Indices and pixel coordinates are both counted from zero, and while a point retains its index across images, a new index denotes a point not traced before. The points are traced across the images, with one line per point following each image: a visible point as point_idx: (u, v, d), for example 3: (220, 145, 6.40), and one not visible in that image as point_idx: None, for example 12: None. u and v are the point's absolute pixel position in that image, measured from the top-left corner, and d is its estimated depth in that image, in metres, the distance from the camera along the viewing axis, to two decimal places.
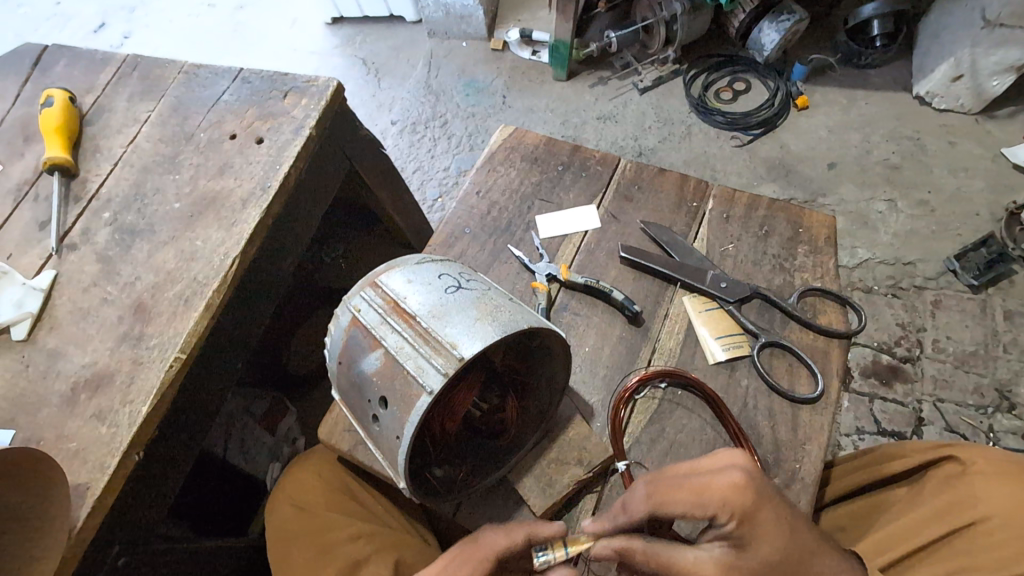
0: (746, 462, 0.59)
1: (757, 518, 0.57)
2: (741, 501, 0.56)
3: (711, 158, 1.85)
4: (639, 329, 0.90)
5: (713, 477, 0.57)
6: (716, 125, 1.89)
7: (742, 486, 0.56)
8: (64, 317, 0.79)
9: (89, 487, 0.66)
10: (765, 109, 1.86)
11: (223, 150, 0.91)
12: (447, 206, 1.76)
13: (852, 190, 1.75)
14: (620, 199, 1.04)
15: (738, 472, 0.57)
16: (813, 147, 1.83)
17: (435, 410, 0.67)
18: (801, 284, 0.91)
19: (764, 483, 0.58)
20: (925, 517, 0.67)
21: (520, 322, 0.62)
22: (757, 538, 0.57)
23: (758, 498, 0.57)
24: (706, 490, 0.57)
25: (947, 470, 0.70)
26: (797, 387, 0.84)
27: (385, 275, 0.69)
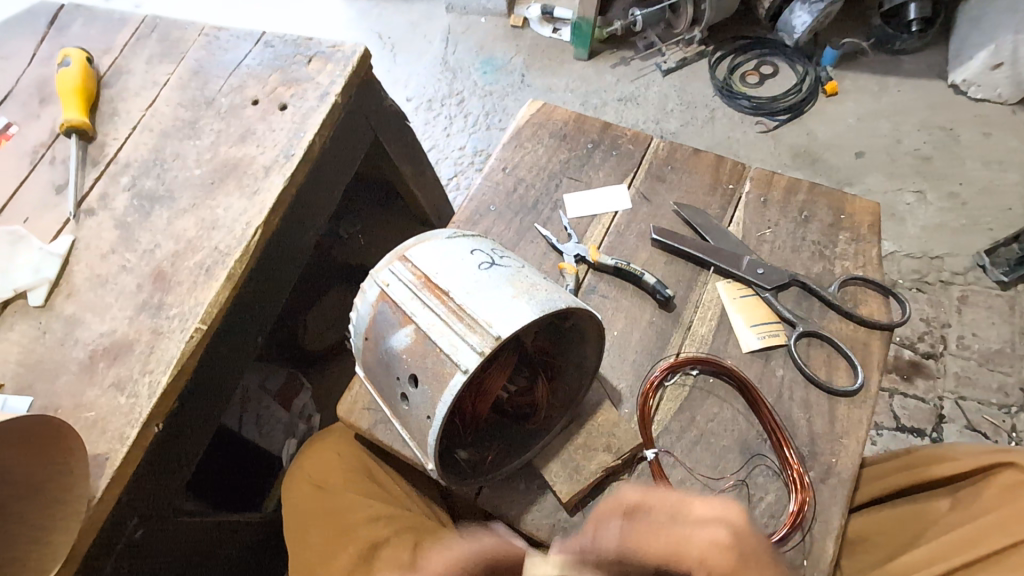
0: (733, 517, 0.55)
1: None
2: (724, 566, 0.53)
3: (735, 143, 1.79)
4: (670, 315, 0.87)
5: (694, 529, 0.55)
6: (741, 109, 1.83)
7: (723, 540, 0.54)
8: (82, 284, 0.77)
9: (109, 458, 0.64)
10: (793, 94, 1.81)
11: (245, 117, 0.87)
12: (463, 185, 1.73)
13: (879, 180, 1.70)
14: (652, 179, 1.00)
15: (717, 529, 0.54)
16: (843, 134, 1.77)
17: (466, 391, 0.65)
18: (841, 274, 0.88)
19: (751, 541, 0.55)
20: (987, 524, 0.66)
21: (558, 300, 0.60)
22: None
23: (744, 565, 0.53)
24: (684, 546, 0.54)
25: (1008, 478, 0.70)
26: (835, 379, 0.80)
27: (414, 248, 0.66)
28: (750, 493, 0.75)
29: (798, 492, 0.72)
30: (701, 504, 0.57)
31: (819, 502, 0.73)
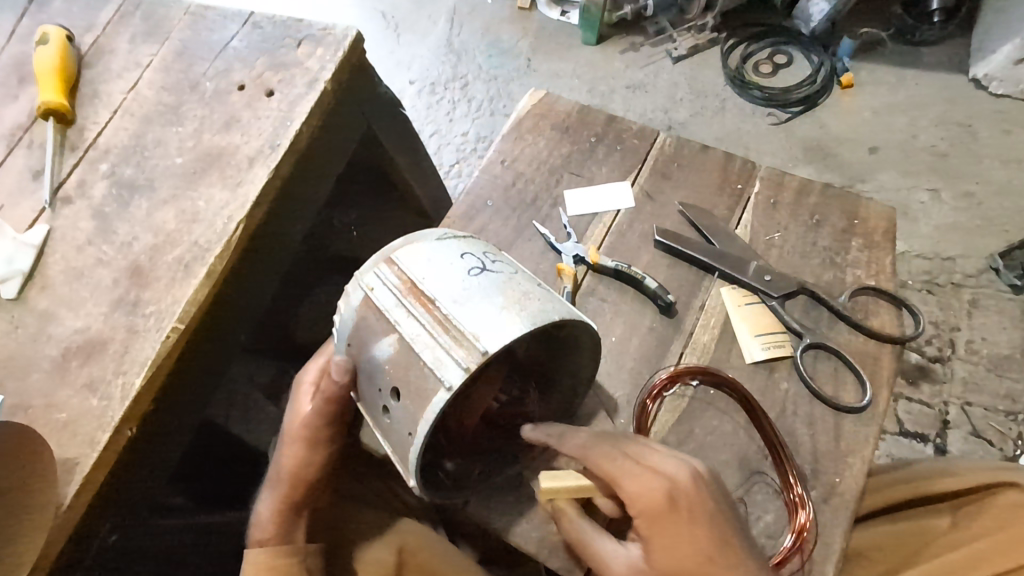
0: (688, 475, 0.60)
1: (664, 525, 0.58)
2: (653, 505, 0.59)
3: (744, 135, 1.73)
4: (671, 322, 0.83)
5: (641, 475, 0.59)
6: (753, 101, 1.77)
7: (662, 489, 0.59)
8: (56, 277, 0.73)
9: (79, 463, 0.62)
10: (805, 86, 1.74)
11: (231, 103, 0.83)
12: (464, 173, 1.68)
13: (893, 177, 1.64)
14: (657, 177, 0.95)
15: (665, 476, 0.59)
16: (856, 128, 1.71)
17: (452, 407, 0.63)
18: (853, 283, 0.84)
19: (703, 500, 0.59)
20: (983, 549, 0.72)
21: (551, 313, 0.56)
22: (664, 544, 0.58)
23: (671, 507, 0.58)
24: (625, 482, 0.59)
25: (1002, 503, 0.75)
26: (842, 395, 0.77)
27: (401, 250, 0.62)
28: (748, 512, 0.72)
29: (799, 509, 0.69)
30: (665, 456, 0.62)
31: (821, 523, 0.70)
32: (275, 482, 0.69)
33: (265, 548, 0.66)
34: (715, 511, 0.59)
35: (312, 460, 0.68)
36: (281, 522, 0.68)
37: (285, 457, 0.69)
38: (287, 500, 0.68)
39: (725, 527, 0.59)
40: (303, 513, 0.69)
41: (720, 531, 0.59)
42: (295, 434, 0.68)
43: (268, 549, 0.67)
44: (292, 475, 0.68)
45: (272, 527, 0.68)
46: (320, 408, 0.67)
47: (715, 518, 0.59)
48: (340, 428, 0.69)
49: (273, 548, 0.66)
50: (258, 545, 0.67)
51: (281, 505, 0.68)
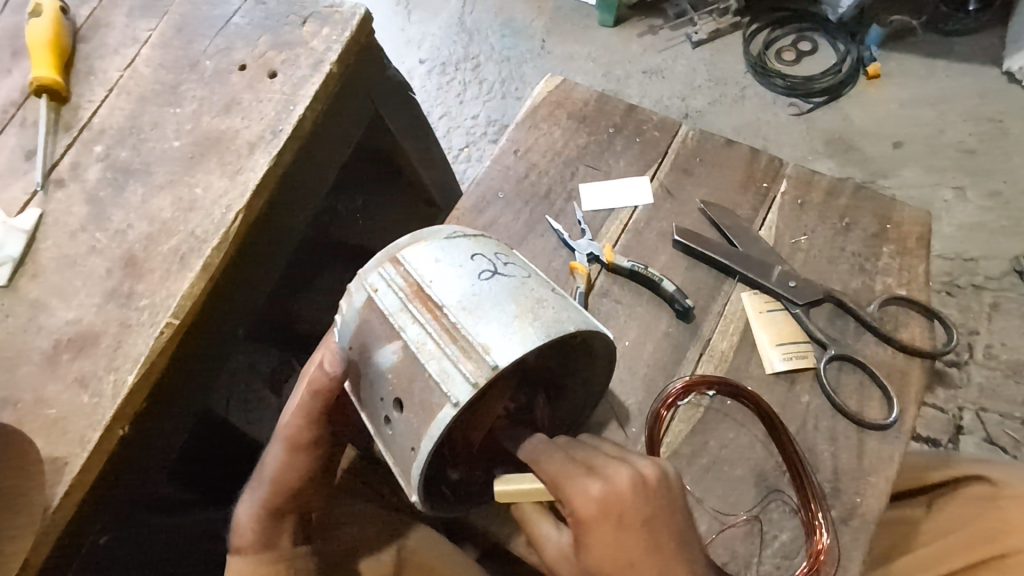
0: (628, 481, 0.53)
1: (598, 532, 0.52)
2: (585, 511, 0.52)
3: (764, 126, 1.67)
4: (688, 327, 0.79)
5: (582, 482, 0.53)
6: (774, 89, 1.70)
7: (597, 496, 0.52)
8: (48, 265, 0.70)
9: (68, 463, 0.59)
10: (831, 75, 1.67)
11: (231, 84, 0.79)
12: (473, 158, 1.63)
13: (917, 174, 1.58)
14: (677, 172, 0.90)
15: (606, 481, 0.53)
16: (880, 121, 1.64)
17: (460, 422, 0.57)
18: (882, 292, 0.79)
19: (640, 507, 0.52)
20: (957, 542, 0.72)
21: (566, 324, 0.52)
22: (596, 549, 0.52)
23: (602, 514, 0.52)
24: (561, 487, 0.53)
25: (980, 491, 0.75)
26: (866, 411, 0.73)
27: (407, 249, 0.58)
28: (763, 530, 0.69)
29: (819, 530, 0.67)
30: (616, 458, 0.55)
31: (839, 545, 0.67)
32: (259, 482, 0.66)
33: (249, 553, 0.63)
34: (650, 519, 0.52)
35: (297, 460, 0.65)
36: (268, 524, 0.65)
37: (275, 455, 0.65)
38: (269, 502, 0.65)
39: (658, 533, 0.53)
40: (287, 518, 0.66)
41: (652, 537, 0.53)
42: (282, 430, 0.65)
43: (247, 556, 0.64)
44: (275, 476, 0.65)
45: (252, 532, 0.65)
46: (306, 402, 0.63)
47: (649, 525, 0.52)
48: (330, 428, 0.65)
49: (253, 556, 0.64)
50: (243, 550, 0.65)
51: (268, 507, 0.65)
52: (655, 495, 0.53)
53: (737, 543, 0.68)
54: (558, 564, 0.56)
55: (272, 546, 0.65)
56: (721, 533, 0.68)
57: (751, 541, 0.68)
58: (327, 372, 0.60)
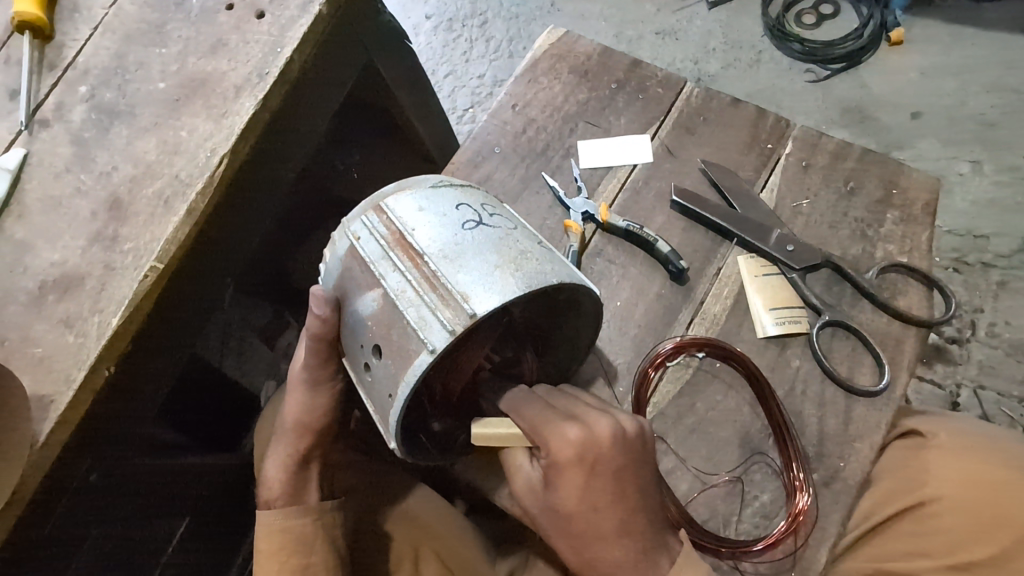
0: (610, 434, 0.54)
1: (570, 477, 0.53)
2: (561, 458, 0.53)
3: (776, 92, 1.61)
4: (681, 289, 0.78)
5: (562, 426, 0.53)
6: (792, 54, 1.63)
7: (576, 443, 0.53)
8: (33, 206, 0.69)
9: (53, 401, 0.60)
10: (852, 40, 1.59)
11: (218, 24, 0.76)
12: (477, 119, 1.59)
13: (933, 146, 1.53)
14: (680, 131, 0.88)
15: (585, 429, 0.53)
16: (898, 90, 1.58)
17: (438, 369, 0.57)
18: (883, 258, 0.77)
19: (616, 461, 0.53)
20: (881, 491, 0.71)
21: (550, 275, 0.51)
22: (567, 492, 0.53)
23: (578, 460, 0.53)
24: (541, 434, 0.53)
25: (910, 441, 0.73)
26: (857, 377, 0.72)
27: (392, 197, 0.57)
28: (744, 491, 0.69)
29: (800, 491, 0.67)
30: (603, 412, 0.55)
31: (819, 506, 0.67)
32: (282, 435, 0.66)
33: (275, 508, 0.65)
34: (621, 471, 0.54)
35: (316, 410, 0.64)
36: (289, 475, 0.66)
37: (289, 405, 0.65)
38: (294, 453, 0.65)
39: (626, 486, 0.54)
40: (311, 466, 0.67)
41: (621, 488, 0.54)
42: (296, 381, 0.64)
43: (277, 508, 0.65)
44: (296, 428, 0.65)
45: (280, 485, 0.65)
46: (314, 352, 0.60)
47: (621, 478, 0.54)
48: (337, 371, 0.63)
49: (283, 508, 0.65)
50: (267, 506, 0.66)
51: (287, 459, 0.66)
52: (631, 452, 0.54)
53: (718, 502, 0.68)
54: (523, 496, 0.57)
55: (299, 497, 0.65)
56: (701, 492, 0.69)
57: (731, 501, 0.69)
58: (317, 316, 0.56)
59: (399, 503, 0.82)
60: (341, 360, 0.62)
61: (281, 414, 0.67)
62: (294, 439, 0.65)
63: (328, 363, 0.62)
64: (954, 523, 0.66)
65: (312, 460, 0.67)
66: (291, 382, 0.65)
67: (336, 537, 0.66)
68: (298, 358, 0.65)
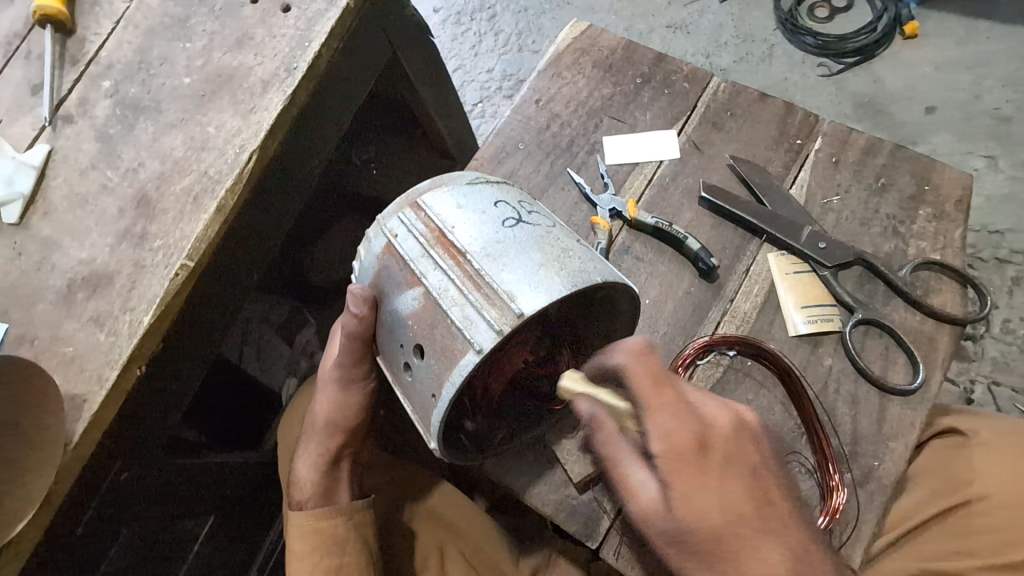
0: (731, 420, 0.53)
1: (696, 464, 0.50)
2: (686, 442, 0.50)
3: (791, 86, 1.60)
4: (711, 286, 0.77)
5: (676, 414, 0.51)
6: (804, 48, 1.61)
7: (694, 429, 0.50)
8: (59, 203, 0.68)
9: (87, 400, 0.59)
10: (865, 34, 1.57)
11: (243, 18, 0.75)
12: (487, 113, 1.58)
13: (947, 141, 1.52)
14: (707, 126, 0.87)
15: (701, 415, 0.52)
16: (912, 85, 1.57)
17: (483, 371, 0.57)
18: (916, 256, 0.76)
19: (739, 447, 0.52)
20: (924, 491, 0.72)
21: (594, 274, 0.51)
22: (698, 489, 0.49)
23: (706, 444, 0.50)
24: (657, 411, 0.51)
25: (950, 440, 0.73)
26: (891, 375, 0.72)
27: (429, 194, 0.56)
28: None
29: (836, 490, 0.66)
30: (708, 397, 0.54)
31: (852, 506, 0.67)
32: (311, 436, 0.66)
33: (306, 509, 0.64)
34: (757, 467, 0.52)
35: (347, 410, 0.63)
36: (321, 476, 0.65)
37: (319, 405, 0.64)
38: (325, 452, 0.65)
39: (763, 481, 0.52)
40: (342, 465, 0.66)
41: (757, 485, 0.51)
42: (327, 381, 0.63)
43: (309, 510, 0.65)
44: (328, 427, 0.64)
45: (311, 486, 0.65)
46: (348, 352, 0.59)
47: (755, 474, 0.52)
48: (369, 371, 0.62)
49: (316, 509, 0.64)
50: (298, 507, 0.65)
51: (318, 459, 0.65)
52: (760, 442, 0.54)
53: None
54: (652, 520, 0.51)
55: (330, 499, 0.65)
56: None
57: None
58: (354, 315, 0.55)
59: (424, 501, 0.82)
60: (374, 359, 0.61)
61: (310, 415, 0.66)
62: (325, 438, 0.65)
63: (360, 363, 0.61)
64: (1002, 521, 0.66)
65: (342, 459, 0.66)
66: (322, 382, 0.64)
67: (366, 540, 0.65)
68: (328, 357, 0.64)
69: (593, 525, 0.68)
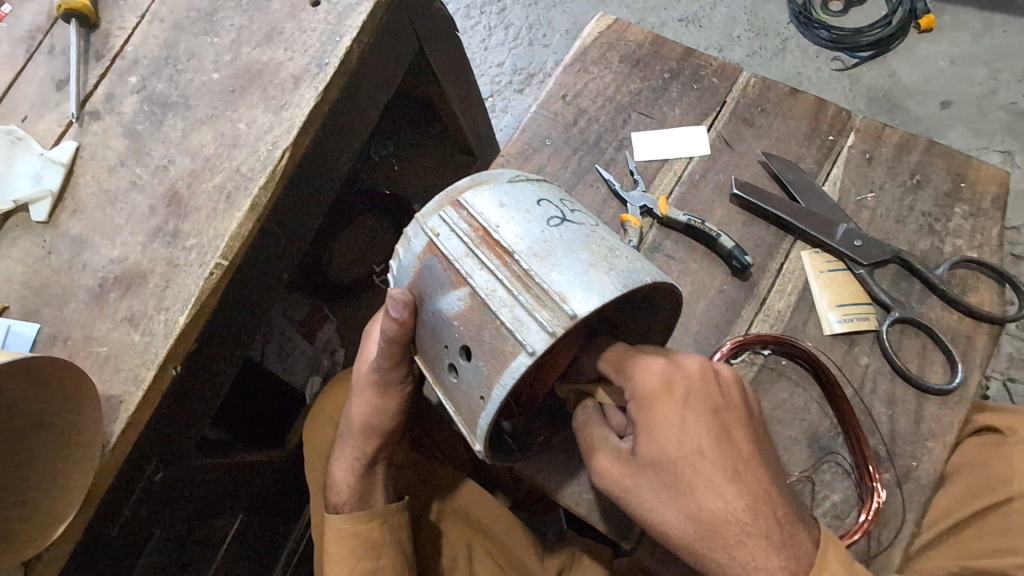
0: (700, 365, 0.52)
1: (659, 404, 0.50)
2: (651, 386, 0.51)
3: (804, 81, 1.58)
4: (744, 285, 0.77)
5: (643, 360, 0.52)
6: (818, 42, 1.59)
7: (660, 374, 0.51)
8: (88, 201, 0.68)
9: (123, 401, 0.59)
10: (880, 27, 1.55)
11: (272, 12, 0.74)
12: (497, 109, 1.55)
13: (963, 136, 1.50)
14: (737, 122, 0.85)
15: (669, 359, 0.52)
16: (927, 79, 1.55)
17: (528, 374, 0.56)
18: (953, 254, 0.75)
19: (706, 391, 0.51)
20: (962, 492, 0.69)
21: (643, 274, 0.50)
22: (659, 427, 0.50)
23: (672, 387, 0.51)
24: (627, 364, 0.53)
25: (988, 439, 0.71)
26: (928, 375, 0.71)
27: (470, 192, 0.55)
28: (815, 490, 0.68)
29: (875, 489, 0.65)
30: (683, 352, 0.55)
31: (891, 506, 0.66)
32: (347, 440, 0.65)
33: (343, 514, 0.64)
34: (722, 408, 0.51)
35: (383, 414, 0.63)
36: (357, 479, 0.65)
37: (355, 409, 0.64)
38: (360, 457, 0.65)
39: (729, 423, 0.51)
40: (377, 468, 0.66)
41: (721, 427, 0.50)
42: (364, 385, 0.63)
43: (346, 513, 0.64)
44: (364, 432, 0.64)
45: (348, 490, 0.65)
46: (385, 355, 0.59)
47: (721, 416, 0.51)
48: (407, 374, 0.61)
49: (352, 513, 0.64)
50: (335, 511, 0.65)
51: (354, 463, 0.65)
52: (731, 390, 0.53)
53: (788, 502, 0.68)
54: (609, 472, 0.52)
55: (367, 503, 0.64)
56: None
57: (801, 500, 0.68)
58: (394, 319, 0.54)
59: (451, 500, 0.81)
60: (412, 361, 0.60)
61: (345, 419, 0.66)
62: (361, 442, 0.64)
63: (398, 367, 0.60)
64: None
65: (378, 463, 0.66)
66: (358, 386, 0.64)
67: (402, 543, 0.65)
68: (365, 361, 0.64)
69: (628, 525, 0.68)
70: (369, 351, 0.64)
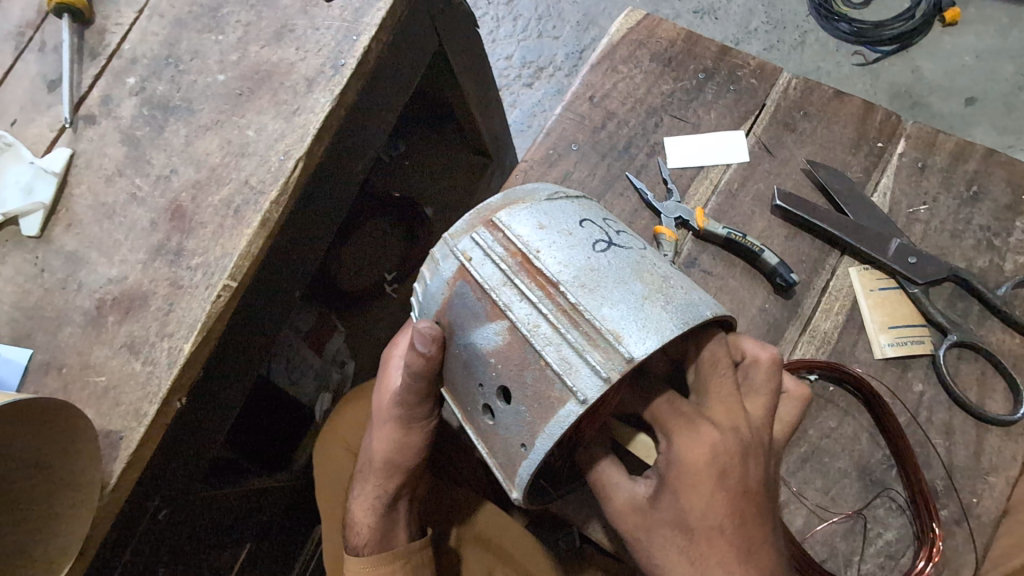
0: (749, 439, 0.47)
1: (699, 478, 0.45)
2: (695, 459, 0.45)
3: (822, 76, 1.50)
4: (788, 304, 0.72)
5: (693, 425, 0.46)
6: (838, 35, 1.51)
7: (709, 446, 0.45)
8: (83, 214, 0.62)
9: (123, 437, 0.54)
10: (902, 21, 1.46)
11: (282, 7, 0.68)
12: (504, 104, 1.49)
13: (987, 134, 1.43)
14: (778, 127, 0.80)
15: (722, 427, 0.46)
16: (951, 74, 1.48)
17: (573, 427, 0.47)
18: (1013, 273, 0.70)
19: (746, 469, 0.46)
20: None
21: (701, 308, 0.45)
22: (692, 500, 0.45)
23: (716, 462, 0.45)
24: (677, 426, 0.46)
25: None
26: (988, 404, 0.66)
27: (505, 211, 0.50)
28: (866, 528, 0.64)
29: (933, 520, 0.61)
30: (743, 415, 0.47)
31: (950, 546, 0.62)
32: (367, 475, 0.61)
33: (363, 558, 0.60)
34: (754, 489, 0.47)
35: (407, 450, 0.58)
36: (376, 519, 0.60)
37: (376, 443, 0.59)
38: (382, 494, 0.60)
39: (755, 502, 0.47)
40: (399, 505, 0.62)
41: (747, 509, 0.46)
42: (387, 419, 0.58)
43: (365, 556, 0.60)
44: (385, 469, 0.59)
45: (368, 530, 0.61)
46: (411, 390, 0.54)
47: (751, 496, 0.47)
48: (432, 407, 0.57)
49: (372, 555, 0.60)
50: (354, 553, 0.61)
51: (375, 501, 0.61)
52: (766, 465, 0.48)
53: (836, 539, 0.63)
54: (623, 517, 0.49)
55: (387, 544, 0.60)
56: (819, 529, 0.63)
57: (851, 538, 0.63)
58: (420, 353, 0.49)
59: (469, 524, 0.76)
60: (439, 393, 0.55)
61: (366, 453, 0.61)
62: (383, 479, 0.60)
63: (423, 402, 0.55)
64: None
65: (400, 500, 0.62)
66: (381, 418, 0.59)
67: None
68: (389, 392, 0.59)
69: None
70: (392, 381, 0.59)
